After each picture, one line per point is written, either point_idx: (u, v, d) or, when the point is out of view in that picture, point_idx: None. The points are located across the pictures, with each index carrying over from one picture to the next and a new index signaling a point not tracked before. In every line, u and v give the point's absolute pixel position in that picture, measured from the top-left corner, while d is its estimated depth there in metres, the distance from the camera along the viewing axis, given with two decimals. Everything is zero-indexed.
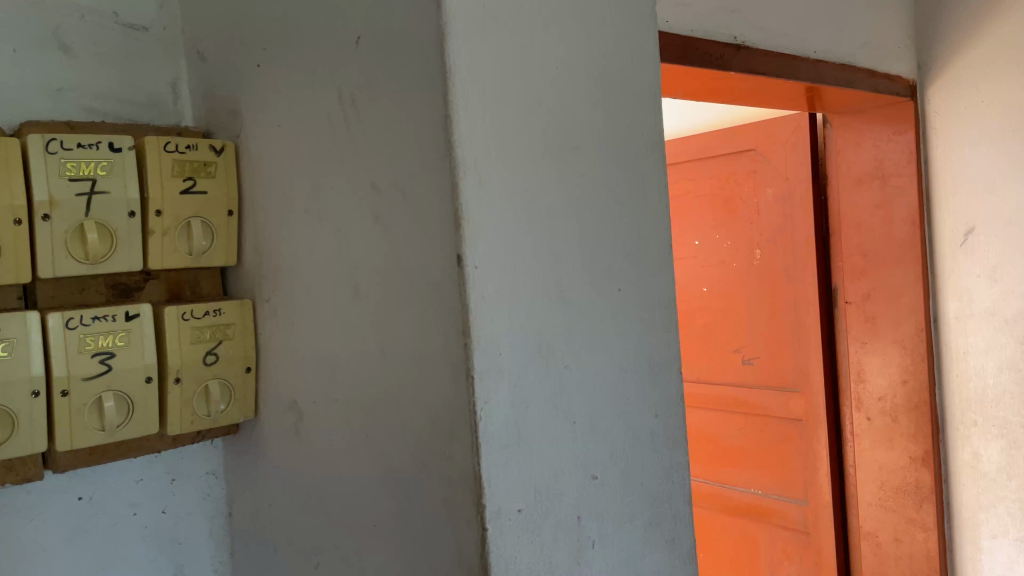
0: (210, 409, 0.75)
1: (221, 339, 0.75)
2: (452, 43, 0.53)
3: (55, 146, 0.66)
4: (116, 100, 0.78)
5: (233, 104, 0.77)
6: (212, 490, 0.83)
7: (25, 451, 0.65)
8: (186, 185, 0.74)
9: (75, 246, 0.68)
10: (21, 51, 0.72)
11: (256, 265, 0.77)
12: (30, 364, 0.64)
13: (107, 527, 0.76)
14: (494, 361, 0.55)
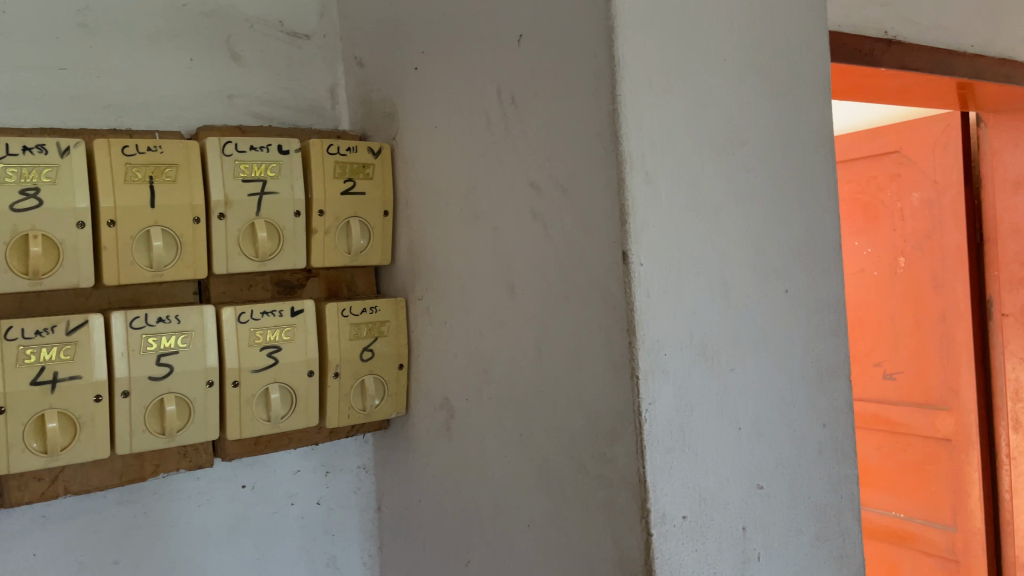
0: (365, 403, 0.77)
1: (377, 335, 0.77)
2: (620, 36, 0.52)
3: (231, 148, 0.70)
4: (280, 106, 0.82)
5: (389, 108, 0.79)
6: (362, 484, 0.85)
7: (198, 438, 0.68)
8: (347, 186, 0.76)
9: (245, 244, 0.71)
10: (197, 59, 0.77)
11: (410, 264, 0.78)
12: (205, 355, 0.68)
13: (267, 515, 0.79)
14: (660, 362, 0.53)
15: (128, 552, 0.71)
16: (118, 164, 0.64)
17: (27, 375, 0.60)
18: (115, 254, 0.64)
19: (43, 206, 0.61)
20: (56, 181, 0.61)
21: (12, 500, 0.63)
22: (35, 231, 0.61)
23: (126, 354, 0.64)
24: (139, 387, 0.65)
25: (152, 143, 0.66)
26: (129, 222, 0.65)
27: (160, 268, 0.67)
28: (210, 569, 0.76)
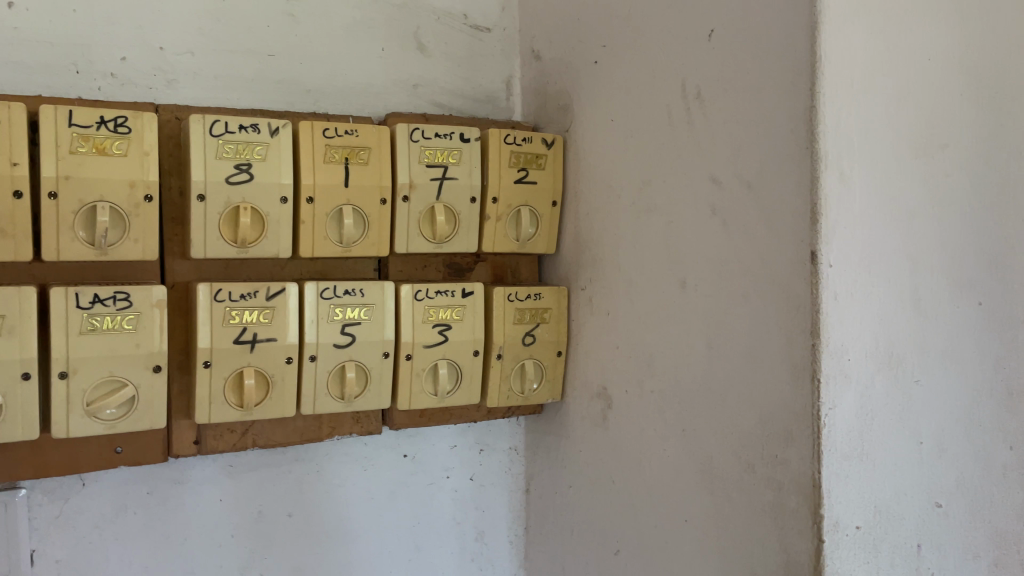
0: (524, 386, 0.78)
1: (539, 322, 0.78)
2: (824, 33, 0.51)
3: (418, 135, 0.73)
4: (460, 96, 0.85)
5: (565, 100, 0.80)
6: (513, 465, 0.88)
7: (372, 406, 0.73)
8: (520, 175, 0.78)
9: (424, 225, 0.74)
10: (387, 49, 0.81)
11: (575, 254, 0.79)
12: (384, 328, 0.72)
13: (424, 485, 0.83)
14: (843, 367, 0.52)
15: (300, 507, 0.77)
16: (318, 145, 0.69)
17: (231, 335, 0.66)
18: (311, 228, 0.69)
19: (253, 180, 0.66)
20: (265, 158, 0.67)
21: (209, 448, 0.69)
22: (245, 204, 0.66)
23: (315, 321, 0.69)
24: (325, 353, 0.70)
25: (348, 127, 0.70)
26: (324, 199, 0.69)
27: (348, 244, 0.71)
28: (369, 531, 0.80)
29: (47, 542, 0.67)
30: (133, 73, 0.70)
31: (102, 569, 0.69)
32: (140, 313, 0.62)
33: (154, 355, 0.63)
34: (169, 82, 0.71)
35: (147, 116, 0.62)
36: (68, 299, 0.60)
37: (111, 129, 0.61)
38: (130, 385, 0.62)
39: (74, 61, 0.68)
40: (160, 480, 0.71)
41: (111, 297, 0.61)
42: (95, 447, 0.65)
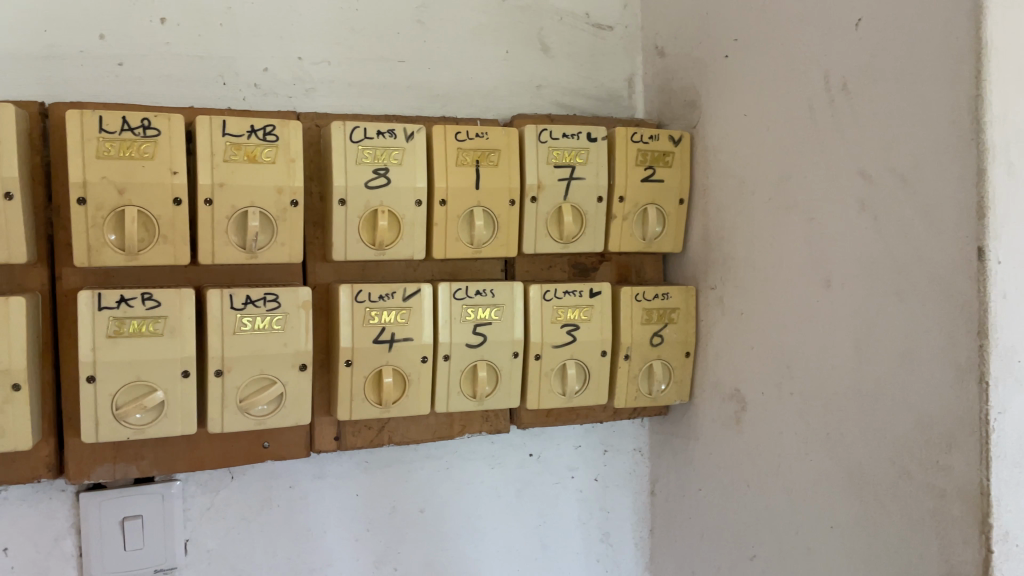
0: (652, 387, 0.77)
1: (667, 322, 0.77)
2: (991, 18, 0.49)
3: (546, 136, 0.73)
4: (582, 95, 0.85)
5: (692, 96, 0.79)
6: (637, 467, 0.87)
7: (502, 405, 0.73)
8: (647, 173, 0.77)
9: (552, 226, 0.74)
10: (511, 52, 0.81)
11: (703, 253, 0.78)
12: (514, 328, 0.72)
13: (550, 485, 0.83)
14: (1013, 369, 0.49)
15: (431, 503, 0.78)
16: (451, 148, 0.70)
17: (370, 334, 0.68)
18: (444, 230, 0.70)
19: (390, 184, 0.68)
20: (401, 163, 0.68)
21: (348, 444, 0.71)
22: (383, 207, 0.68)
23: (448, 321, 0.70)
24: (458, 352, 0.71)
25: (479, 129, 0.71)
26: (456, 201, 0.70)
27: (478, 245, 0.72)
28: (497, 529, 0.81)
29: (200, 532, 0.70)
30: (275, 83, 0.73)
31: (249, 559, 0.72)
32: (287, 313, 0.65)
33: (300, 354, 0.65)
34: (307, 91, 0.74)
35: (293, 124, 0.65)
36: (223, 300, 0.62)
37: (260, 137, 0.63)
38: (279, 383, 0.65)
39: (221, 73, 0.71)
40: (301, 475, 0.73)
41: (262, 298, 0.64)
42: (245, 442, 0.68)
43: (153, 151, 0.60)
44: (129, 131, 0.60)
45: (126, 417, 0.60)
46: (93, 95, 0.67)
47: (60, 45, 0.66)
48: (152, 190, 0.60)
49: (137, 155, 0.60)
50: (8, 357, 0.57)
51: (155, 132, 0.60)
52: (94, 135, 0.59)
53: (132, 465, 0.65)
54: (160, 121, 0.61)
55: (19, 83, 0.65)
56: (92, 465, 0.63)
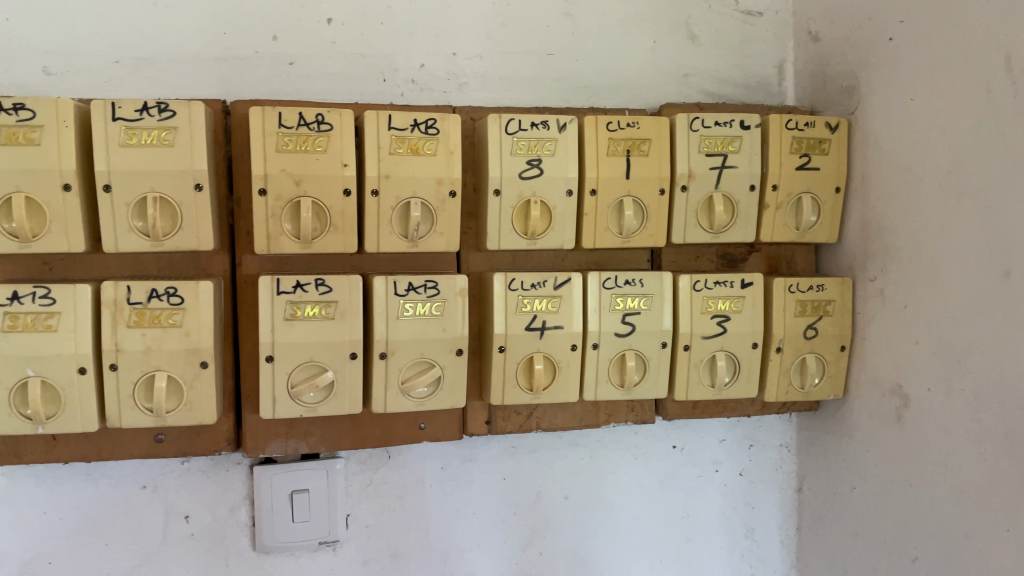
0: (805, 381, 0.75)
1: (822, 314, 0.75)
2: None
3: (698, 124, 0.72)
4: (731, 83, 0.83)
5: (850, 81, 0.76)
6: (784, 463, 0.84)
7: (650, 396, 0.73)
8: (802, 161, 0.75)
9: (702, 215, 0.73)
10: (659, 41, 0.81)
11: (862, 243, 0.75)
12: (663, 318, 0.72)
13: (693, 478, 0.82)
14: None
15: (576, 490, 0.79)
16: (602, 138, 0.70)
17: (523, 322, 0.69)
18: (594, 219, 0.70)
19: (543, 174, 0.69)
20: (554, 153, 0.69)
21: (499, 428, 0.73)
22: (535, 198, 0.68)
23: (598, 310, 0.70)
24: (607, 341, 0.71)
25: (631, 119, 0.71)
26: (607, 191, 0.70)
27: (627, 235, 0.71)
28: (641, 519, 0.81)
29: (359, 508, 0.74)
30: (431, 79, 0.75)
31: (404, 536, 0.75)
32: (446, 300, 0.67)
33: (457, 339, 0.68)
34: (460, 86, 0.76)
35: (452, 118, 0.67)
36: (387, 287, 0.66)
37: (422, 130, 0.66)
38: (437, 366, 0.68)
39: (381, 70, 0.74)
40: (452, 457, 0.76)
41: (422, 285, 0.66)
42: (402, 423, 0.71)
43: (326, 144, 0.64)
44: (305, 126, 0.64)
45: (300, 395, 0.65)
46: (266, 93, 0.71)
47: (237, 46, 0.71)
48: (325, 182, 0.64)
49: (312, 149, 0.64)
50: (197, 337, 0.62)
51: (328, 127, 0.64)
52: (274, 130, 0.63)
53: (301, 441, 0.69)
54: (332, 116, 0.64)
55: (202, 83, 0.70)
56: (266, 440, 0.68)
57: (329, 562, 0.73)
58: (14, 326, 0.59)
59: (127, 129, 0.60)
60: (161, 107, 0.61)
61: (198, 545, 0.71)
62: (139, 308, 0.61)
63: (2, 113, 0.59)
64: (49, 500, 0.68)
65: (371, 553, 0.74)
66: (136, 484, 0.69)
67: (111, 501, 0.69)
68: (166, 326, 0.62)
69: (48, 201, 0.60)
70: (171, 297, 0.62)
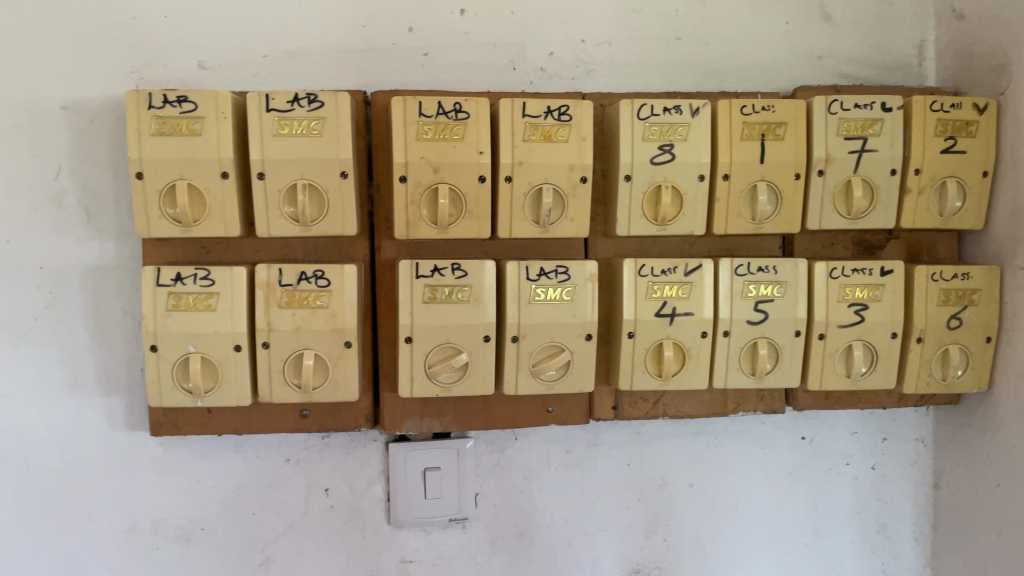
0: (947, 373, 0.72)
1: (967, 304, 0.72)
2: None
3: (836, 107, 0.70)
4: (867, 65, 0.80)
5: (1000, 60, 0.73)
6: (920, 457, 0.81)
7: (782, 384, 0.71)
8: (947, 144, 0.72)
9: (839, 201, 0.71)
10: (792, 23, 0.79)
11: (1011, 230, 0.71)
12: (797, 306, 0.70)
13: (823, 470, 0.80)
14: None
15: (701, 479, 0.78)
16: (736, 122, 0.69)
17: (653, 308, 0.68)
18: (726, 205, 0.70)
19: (675, 160, 0.68)
20: (687, 138, 0.68)
21: (625, 414, 0.73)
22: (667, 183, 0.68)
23: (729, 297, 0.69)
24: (738, 329, 0.70)
25: (766, 103, 0.69)
26: (740, 176, 0.69)
27: (761, 221, 0.70)
28: (767, 510, 0.80)
29: (487, 487, 0.76)
30: (560, 66, 0.76)
31: (530, 516, 0.76)
32: (576, 285, 0.68)
33: (587, 325, 0.68)
34: (589, 72, 0.76)
35: (585, 104, 0.67)
36: (520, 272, 0.67)
37: (556, 117, 0.67)
38: (567, 351, 0.68)
39: (511, 58, 0.75)
40: (577, 441, 0.76)
41: (554, 270, 0.67)
42: (531, 406, 0.72)
43: (463, 132, 0.66)
44: (444, 114, 0.65)
45: (436, 374, 0.67)
46: (402, 83, 0.74)
47: (375, 39, 0.73)
48: (462, 168, 0.66)
49: (450, 137, 0.66)
50: (342, 317, 0.66)
51: (465, 115, 0.66)
52: (415, 119, 0.65)
53: (435, 421, 0.71)
54: (470, 105, 0.66)
55: (343, 75, 0.73)
56: (403, 418, 0.71)
57: (458, 539, 0.76)
58: (178, 306, 0.64)
59: (280, 120, 0.64)
60: (310, 98, 0.64)
61: (336, 516, 0.74)
62: (290, 289, 0.65)
63: (167, 106, 0.63)
64: (203, 469, 0.73)
65: (498, 532, 0.76)
66: (281, 457, 0.73)
67: (257, 473, 0.73)
68: (314, 307, 0.65)
69: (208, 187, 0.64)
70: (319, 280, 0.65)
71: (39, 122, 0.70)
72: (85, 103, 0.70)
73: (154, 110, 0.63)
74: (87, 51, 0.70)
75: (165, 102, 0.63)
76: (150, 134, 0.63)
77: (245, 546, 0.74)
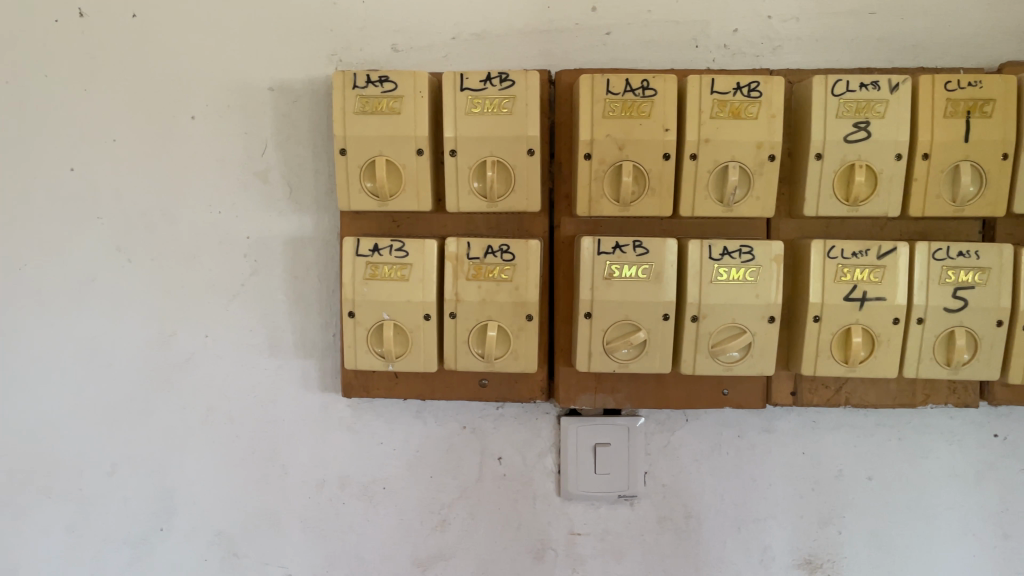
0: None
1: None
2: None
3: None
4: None
5: None
6: None
7: (979, 376, 0.68)
8: None
9: None
10: None
11: None
12: (1001, 295, 0.66)
13: (1017, 472, 0.75)
14: None
15: (881, 471, 0.75)
16: (939, 99, 0.65)
17: (842, 292, 0.66)
18: (924, 186, 0.66)
19: (871, 138, 0.66)
20: (884, 116, 0.65)
21: (805, 401, 0.71)
22: (861, 162, 0.66)
23: (925, 283, 0.66)
24: (934, 316, 0.66)
25: (972, 78, 0.65)
26: (942, 155, 0.66)
27: (962, 203, 0.67)
28: (954, 510, 0.76)
29: (657, 467, 0.76)
30: (744, 43, 0.74)
31: (699, 499, 0.76)
32: (761, 266, 0.66)
33: (770, 307, 0.66)
34: (774, 49, 0.74)
35: (777, 80, 0.65)
36: (702, 251, 0.66)
37: (745, 93, 0.65)
38: (748, 333, 0.67)
39: (695, 36, 0.74)
40: (751, 426, 0.75)
41: (738, 250, 0.66)
42: (707, 387, 0.72)
43: (650, 110, 0.65)
44: (631, 92, 0.65)
45: (614, 351, 0.68)
46: (584, 63, 0.74)
47: (559, 20, 0.74)
48: (647, 146, 0.66)
49: (636, 114, 0.66)
50: (525, 291, 0.68)
51: (652, 93, 0.65)
52: (602, 97, 0.65)
53: (609, 396, 0.72)
54: (657, 81, 0.65)
55: (526, 55, 0.74)
56: (577, 392, 0.72)
57: (626, 516, 0.76)
58: (375, 275, 0.68)
59: (473, 98, 0.67)
60: (502, 77, 0.66)
61: (509, 485, 0.76)
62: (477, 263, 0.68)
63: (370, 86, 0.67)
64: (385, 432, 0.77)
65: (667, 512, 0.76)
66: (458, 425, 0.76)
67: (436, 439, 0.76)
68: (499, 280, 0.68)
69: (404, 162, 0.67)
70: (504, 254, 0.67)
71: (249, 103, 0.75)
72: (290, 85, 0.74)
73: (358, 90, 0.67)
74: (292, 35, 0.74)
75: (368, 82, 0.67)
76: (354, 112, 0.67)
77: (423, 508, 0.77)
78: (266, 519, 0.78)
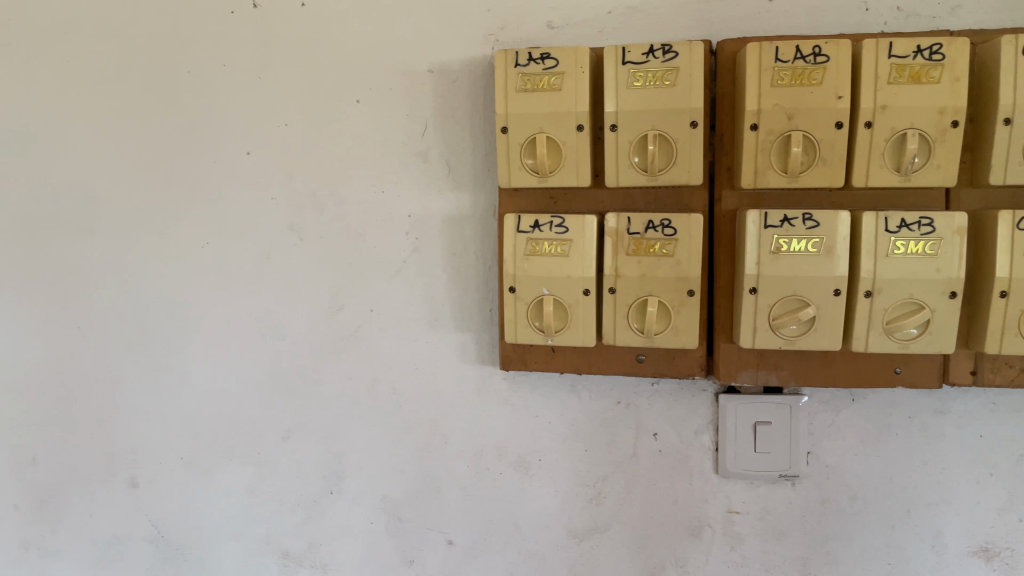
0: None
1: None
2: None
3: None
4: None
5: None
6: None
7: None
8: None
9: None
10: None
11: None
12: None
13: None
14: None
15: None
16: None
17: None
18: None
19: None
20: None
21: (986, 381, 0.68)
22: None
23: None
24: None
25: None
26: None
27: None
28: None
29: (821, 446, 0.74)
30: (919, 4, 0.70)
31: (865, 480, 0.73)
32: (942, 239, 0.63)
33: (951, 281, 0.63)
34: (952, 9, 0.70)
35: (962, 40, 0.61)
36: (878, 223, 0.63)
37: (926, 57, 0.62)
38: (927, 309, 0.64)
39: None
40: (923, 407, 0.72)
41: (917, 222, 0.63)
42: (878, 366, 0.69)
43: (822, 77, 0.63)
44: (802, 58, 0.63)
45: (781, 327, 0.66)
46: (744, 32, 0.72)
47: None
48: (819, 115, 0.64)
49: (807, 82, 0.63)
50: (688, 266, 0.67)
51: (825, 59, 0.63)
52: (771, 65, 0.64)
53: (772, 373, 0.70)
54: (830, 47, 0.63)
55: (684, 26, 0.73)
56: (738, 369, 0.71)
57: (787, 496, 0.75)
58: (535, 251, 0.69)
59: (634, 72, 0.66)
60: (665, 49, 0.66)
61: (665, 461, 0.76)
62: (638, 238, 0.67)
63: (531, 63, 0.67)
64: (541, 406, 0.78)
65: (830, 493, 0.74)
66: (613, 400, 0.76)
67: (591, 413, 0.77)
68: (660, 255, 0.67)
69: (565, 139, 0.68)
70: (665, 229, 0.67)
71: (409, 85, 0.77)
72: (449, 66, 0.76)
73: (521, 67, 0.68)
74: (451, 16, 0.76)
75: (529, 59, 0.68)
76: (517, 89, 0.68)
77: (579, 481, 0.78)
78: (426, 487, 0.81)
